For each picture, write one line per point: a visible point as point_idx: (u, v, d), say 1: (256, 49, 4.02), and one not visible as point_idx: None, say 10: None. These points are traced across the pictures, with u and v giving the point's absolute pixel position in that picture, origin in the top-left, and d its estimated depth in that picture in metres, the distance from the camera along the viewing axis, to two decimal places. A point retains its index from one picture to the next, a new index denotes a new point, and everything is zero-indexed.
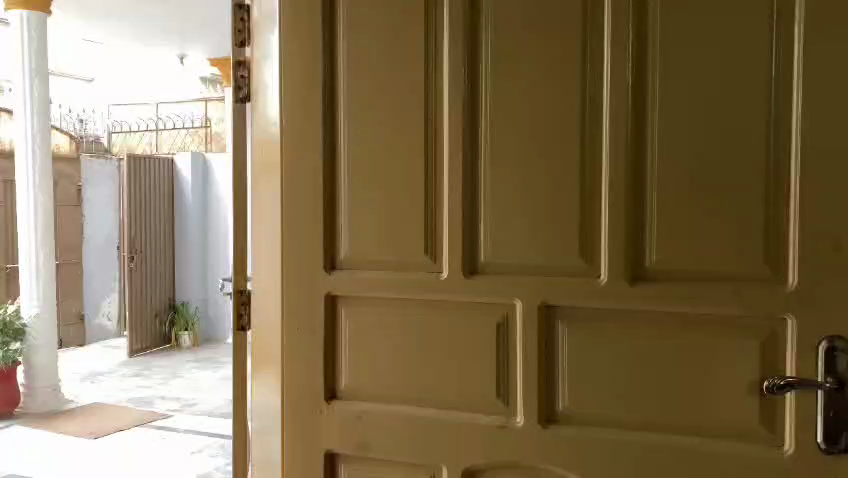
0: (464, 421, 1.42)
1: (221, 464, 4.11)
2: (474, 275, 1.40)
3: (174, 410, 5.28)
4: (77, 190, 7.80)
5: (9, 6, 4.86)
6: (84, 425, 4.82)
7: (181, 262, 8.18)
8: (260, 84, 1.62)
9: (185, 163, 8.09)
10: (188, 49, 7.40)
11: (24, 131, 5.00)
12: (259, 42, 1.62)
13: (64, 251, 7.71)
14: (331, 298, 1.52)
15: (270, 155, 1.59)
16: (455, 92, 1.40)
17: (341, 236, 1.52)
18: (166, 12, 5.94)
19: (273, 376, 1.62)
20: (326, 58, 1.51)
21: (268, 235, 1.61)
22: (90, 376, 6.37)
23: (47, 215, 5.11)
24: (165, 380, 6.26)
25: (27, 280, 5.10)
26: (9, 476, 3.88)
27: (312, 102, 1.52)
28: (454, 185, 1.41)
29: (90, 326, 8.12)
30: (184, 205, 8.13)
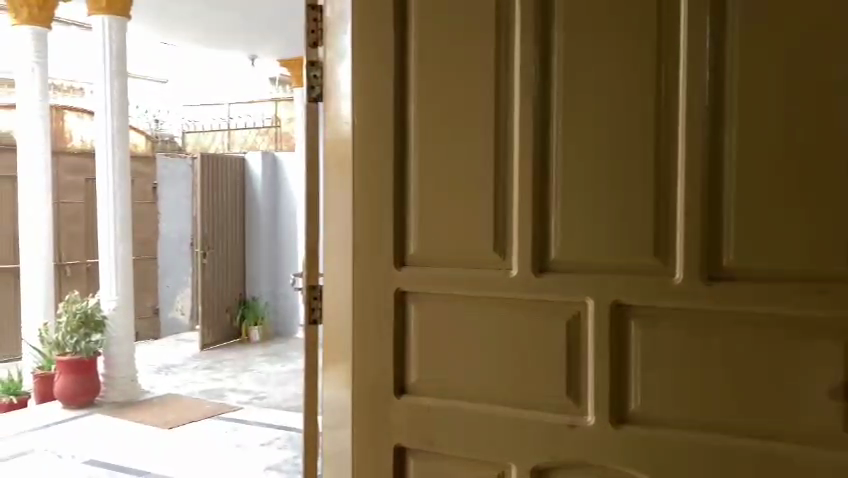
0: (532, 419, 1.42)
1: (289, 456, 4.21)
2: (544, 274, 1.40)
3: (245, 403, 5.43)
4: (153, 188, 8.14)
5: (91, 12, 5.10)
6: (159, 415, 5.00)
7: (252, 258, 8.41)
8: (331, 83, 1.64)
9: (255, 162, 8.31)
10: (259, 50, 7.59)
11: (104, 131, 5.21)
12: (331, 42, 1.64)
13: (141, 247, 8.04)
14: (399, 293, 1.54)
15: (340, 154, 1.61)
16: (526, 91, 1.40)
17: (410, 235, 1.53)
18: (238, 16, 6.11)
19: (340, 371, 1.64)
20: (397, 60, 1.52)
21: (336, 232, 1.63)
22: (164, 368, 6.60)
23: (125, 212, 5.32)
24: (236, 373, 6.43)
25: (107, 276, 5.30)
26: (92, 462, 4.09)
27: (383, 101, 1.53)
28: (524, 184, 1.41)
29: (165, 319, 8.39)
30: (255, 203, 8.36)
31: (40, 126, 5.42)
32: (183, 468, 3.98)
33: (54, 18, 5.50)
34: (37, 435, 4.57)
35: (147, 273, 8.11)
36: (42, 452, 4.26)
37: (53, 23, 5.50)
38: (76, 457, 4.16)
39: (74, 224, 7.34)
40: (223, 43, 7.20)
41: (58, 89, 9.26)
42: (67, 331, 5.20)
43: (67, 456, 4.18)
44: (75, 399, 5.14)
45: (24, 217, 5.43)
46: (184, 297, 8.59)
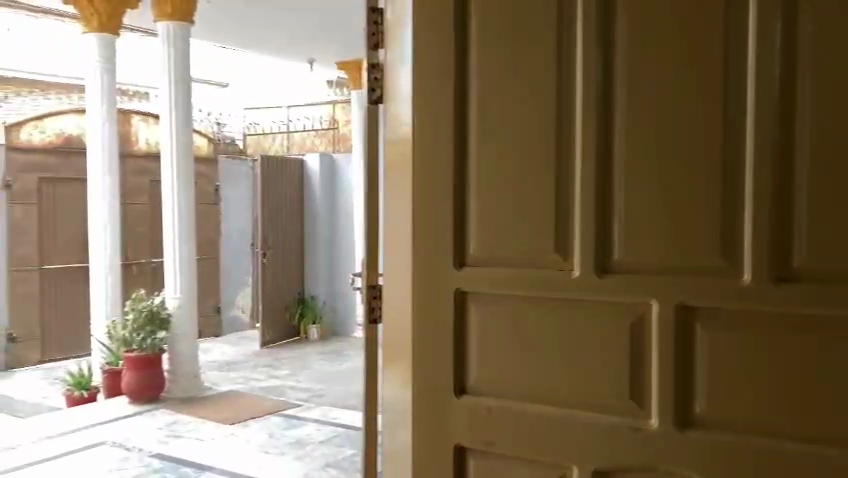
0: (594, 422, 1.41)
1: (348, 453, 4.26)
2: (606, 275, 1.38)
3: (304, 400, 5.52)
4: (215, 189, 8.35)
5: (157, 18, 5.28)
6: (222, 411, 5.12)
7: (310, 257, 8.55)
8: (391, 85, 1.66)
9: (314, 163, 8.46)
10: (317, 54, 7.71)
11: (168, 133, 5.36)
12: (391, 45, 1.66)
13: (204, 246, 8.27)
14: (459, 293, 1.54)
15: (400, 156, 1.63)
16: (589, 92, 1.39)
17: (470, 236, 1.53)
18: (298, 19, 6.23)
19: (399, 371, 1.65)
20: (457, 62, 1.52)
21: (396, 233, 1.64)
22: (225, 365, 6.76)
23: (189, 212, 5.47)
24: (294, 371, 6.54)
25: (173, 274, 5.47)
26: (158, 455, 4.22)
27: (443, 103, 1.54)
28: (586, 184, 1.40)
29: (226, 317, 8.57)
30: (312, 203, 8.49)
31: (108, 131, 5.63)
32: (245, 464, 4.07)
33: (122, 27, 5.68)
34: (106, 429, 4.74)
35: (210, 272, 8.32)
36: (111, 445, 4.41)
37: (120, 31, 5.68)
38: (143, 451, 4.29)
39: (140, 224, 7.58)
40: (284, 47, 7.36)
41: (124, 94, 9.56)
42: (134, 328, 5.35)
43: (134, 450, 4.32)
44: (142, 394, 5.30)
45: (94, 218, 5.63)
46: (245, 296, 8.77)
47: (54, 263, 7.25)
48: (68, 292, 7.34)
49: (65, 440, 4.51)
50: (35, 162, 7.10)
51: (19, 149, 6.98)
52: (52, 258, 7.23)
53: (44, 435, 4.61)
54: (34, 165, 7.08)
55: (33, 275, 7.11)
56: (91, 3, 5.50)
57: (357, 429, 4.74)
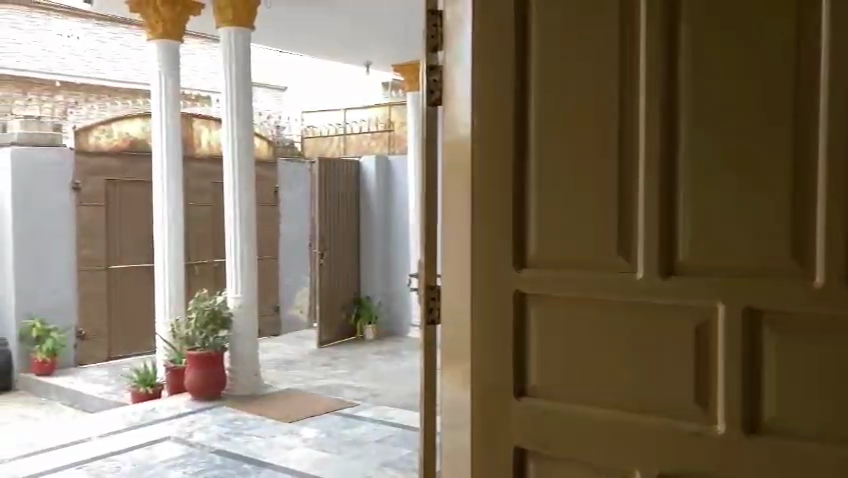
0: (657, 426, 1.38)
1: (404, 453, 4.27)
2: (671, 276, 1.36)
3: (360, 400, 5.56)
4: (274, 191, 8.52)
5: (219, 24, 5.41)
6: (280, 409, 5.21)
7: (366, 258, 8.60)
8: (450, 86, 1.66)
9: (369, 165, 8.53)
10: (373, 56, 7.77)
11: (229, 135, 5.49)
12: (451, 45, 1.66)
13: (264, 248, 8.44)
14: (519, 295, 1.54)
15: (458, 157, 1.63)
16: (652, 90, 1.37)
17: (529, 236, 1.52)
18: (354, 22, 6.28)
19: (456, 372, 1.66)
20: (518, 63, 1.52)
21: (454, 234, 1.65)
22: (284, 364, 6.87)
23: (249, 213, 5.59)
24: (351, 371, 6.59)
25: (234, 272, 5.59)
26: (219, 451, 4.32)
27: (502, 103, 1.53)
28: (650, 184, 1.37)
29: (285, 317, 8.70)
30: (369, 205, 8.56)
31: (172, 135, 5.80)
32: (302, 461, 4.13)
33: (185, 34, 5.83)
34: (169, 425, 4.87)
35: (269, 273, 8.49)
36: (174, 440, 4.53)
37: (184, 38, 5.83)
38: (204, 447, 4.40)
39: (202, 226, 7.77)
40: (341, 51, 7.46)
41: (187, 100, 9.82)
42: (196, 326, 5.47)
43: (196, 445, 4.43)
44: (205, 391, 5.43)
45: (158, 219, 5.80)
46: (302, 296, 8.89)
47: (121, 263, 7.50)
48: (133, 291, 7.56)
49: (130, 435, 4.65)
50: (104, 165, 7.39)
51: (88, 153, 7.28)
52: (119, 259, 7.48)
53: (111, 429, 4.77)
54: (101, 169, 7.36)
55: (100, 275, 7.39)
56: (156, 10, 5.65)
57: (412, 429, 4.75)
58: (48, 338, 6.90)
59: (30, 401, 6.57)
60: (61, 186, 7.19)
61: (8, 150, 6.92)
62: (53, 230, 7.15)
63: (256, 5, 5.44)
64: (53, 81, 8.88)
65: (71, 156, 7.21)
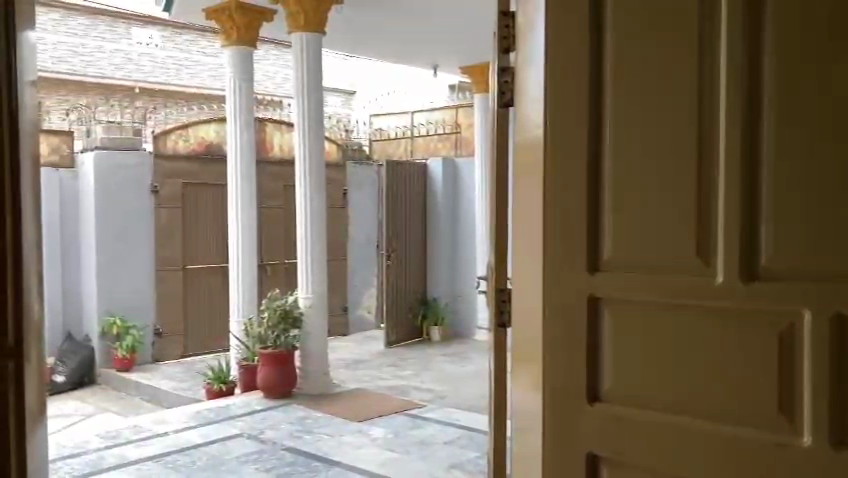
0: (739, 437, 1.34)
1: (472, 456, 4.26)
2: (753, 281, 1.31)
3: (428, 401, 5.58)
4: (343, 194, 8.65)
5: (291, 29, 5.53)
6: (349, 409, 5.28)
7: (433, 259, 8.63)
8: (523, 86, 1.66)
9: (437, 167, 8.57)
10: (442, 59, 7.79)
11: (300, 138, 5.60)
12: (524, 45, 1.66)
13: (333, 249, 8.59)
14: (592, 299, 1.51)
15: (531, 158, 1.62)
16: (733, 87, 1.33)
17: (603, 238, 1.50)
18: (423, 25, 6.32)
19: (529, 375, 1.64)
20: (592, 63, 1.50)
21: (526, 234, 1.64)
22: (353, 364, 6.96)
23: (319, 214, 5.68)
24: (418, 372, 6.62)
25: (305, 272, 5.69)
26: (290, 449, 4.40)
27: (576, 102, 1.52)
28: (730, 183, 1.34)
29: (353, 317, 8.81)
30: (435, 206, 8.59)
31: (245, 138, 5.94)
32: (371, 461, 4.17)
33: (258, 38, 5.97)
34: (242, 421, 4.99)
35: (337, 274, 8.62)
36: (246, 437, 4.64)
37: (257, 43, 5.97)
38: (276, 444, 4.49)
39: (274, 227, 7.94)
40: (409, 55, 7.51)
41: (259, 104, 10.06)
42: (269, 324, 5.61)
43: (268, 442, 4.52)
44: (276, 389, 5.54)
45: (232, 220, 5.95)
46: (370, 297, 8.99)
47: (197, 263, 7.72)
48: (208, 291, 7.76)
49: (204, 431, 4.78)
50: (182, 168, 7.65)
51: (165, 155, 7.54)
52: (195, 259, 7.71)
53: (186, 425, 4.92)
54: (178, 172, 7.62)
55: (177, 274, 7.64)
56: (230, 17, 5.81)
57: (480, 432, 4.74)
58: (128, 336, 7.18)
59: (111, 395, 6.84)
60: (140, 188, 7.47)
61: (92, 154, 7.24)
62: (132, 231, 7.45)
63: (328, 9, 5.54)
64: (133, 87, 9.34)
65: (149, 158, 7.50)
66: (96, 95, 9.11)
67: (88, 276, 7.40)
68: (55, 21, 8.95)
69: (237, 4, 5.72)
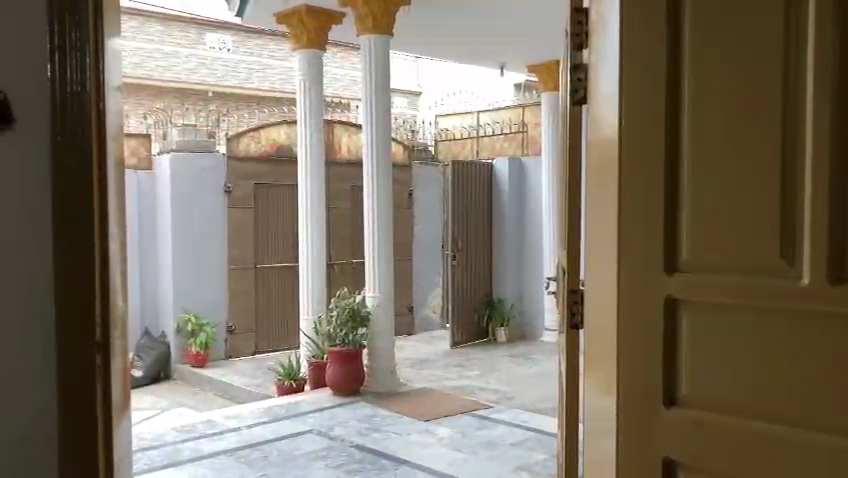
0: (824, 444, 1.28)
1: (540, 458, 4.22)
2: (843, 282, 1.26)
3: (494, 402, 5.56)
4: (409, 194, 8.71)
5: (359, 32, 5.59)
6: (416, 408, 5.31)
7: (499, 259, 8.57)
8: (597, 84, 1.65)
9: (503, 166, 8.53)
10: (508, 58, 7.75)
11: (368, 139, 5.66)
12: (597, 44, 1.66)
13: (400, 249, 8.66)
14: (670, 300, 1.47)
15: (607, 157, 1.60)
16: (821, 81, 1.28)
17: (682, 237, 1.45)
18: (490, 24, 6.29)
19: (603, 376, 1.62)
20: (671, 59, 1.46)
21: (600, 234, 1.63)
22: (419, 364, 6.99)
23: (386, 213, 5.73)
24: (484, 373, 6.60)
25: (372, 272, 5.75)
26: (357, 446, 4.45)
27: (653, 100, 1.48)
28: (819, 181, 1.29)
29: (418, 317, 8.85)
30: (501, 207, 8.55)
31: (314, 139, 6.04)
32: (439, 460, 4.18)
33: (327, 43, 6.07)
34: (311, 418, 5.08)
35: (404, 273, 8.69)
36: (316, 433, 4.72)
37: (326, 46, 6.06)
38: (344, 441, 4.54)
39: (342, 228, 8.05)
40: (474, 54, 7.50)
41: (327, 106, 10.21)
42: (338, 323, 5.68)
43: (336, 439, 4.59)
44: (344, 386, 5.62)
45: (303, 220, 6.06)
46: (435, 296, 9.01)
47: (268, 262, 7.90)
48: (278, 290, 7.93)
49: (275, 426, 4.89)
50: (253, 170, 7.83)
51: (237, 157, 7.74)
52: (266, 258, 7.89)
53: (258, 420, 5.04)
54: (249, 174, 7.81)
55: (248, 273, 7.82)
56: (300, 22, 5.92)
57: (548, 434, 4.69)
58: (202, 332, 7.40)
59: (186, 389, 7.07)
60: (213, 188, 7.69)
61: (169, 156, 7.53)
62: (206, 231, 7.68)
63: (395, 12, 5.58)
64: (206, 92, 9.63)
65: (223, 160, 7.71)
66: (172, 100, 9.42)
67: (164, 275, 7.67)
68: (133, 28, 9.27)
69: (307, 9, 5.87)
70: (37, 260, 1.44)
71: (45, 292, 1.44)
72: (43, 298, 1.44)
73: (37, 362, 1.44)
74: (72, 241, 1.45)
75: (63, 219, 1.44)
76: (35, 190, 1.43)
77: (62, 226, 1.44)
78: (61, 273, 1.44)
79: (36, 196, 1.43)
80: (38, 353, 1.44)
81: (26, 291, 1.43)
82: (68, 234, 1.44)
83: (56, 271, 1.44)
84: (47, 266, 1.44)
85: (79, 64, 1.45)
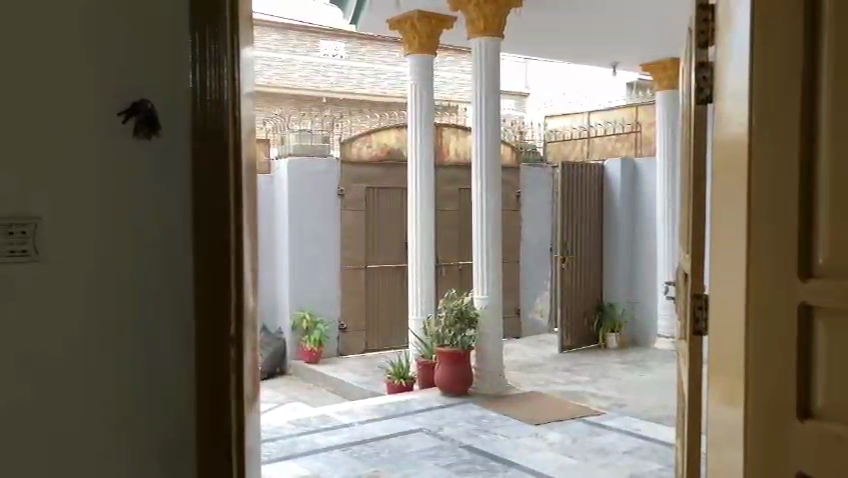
0: None
1: (656, 467, 4.09)
2: None
3: (606, 408, 5.45)
4: (517, 196, 8.66)
5: (471, 35, 5.63)
6: (524, 411, 5.28)
7: (610, 263, 8.38)
8: (725, 84, 1.62)
9: (615, 168, 8.34)
10: (622, 57, 7.57)
11: (477, 142, 5.68)
12: (726, 42, 1.62)
13: (508, 251, 8.64)
14: (804, 307, 1.40)
15: (733, 155, 1.56)
16: None
17: (819, 240, 1.38)
18: (604, 24, 6.18)
19: (731, 385, 1.57)
20: (806, 57, 1.38)
21: (728, 236, 1.58)
22: (527, 367, 6.95)
23: (495, 216, 5.73)
24: (595, 379, 6.48)
25: (480, 274, 5.76)
26: (467, 447, 4.47)
27: (787, 101, 1.41)
28: None
29: (525, 320, 8.77)
30: (613, 209, 8.35)
31: (425, 141, 6.11)
32: (549, 465, 4.13)
33: (439, 46, 6.14)
34: (421, 417, 5.14)
35: (512, 277, 8.66)
36: (426, 432, 4.78)
37: (437, 51, 6.14)
38: (455, 441, 4.57)
39: (449, 229, 8.11)
40: (586, 55, 7.37)
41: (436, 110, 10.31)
42: (447, 324, 5.73)
43: (447, 439, 4.62)
44: (453, 386, 5.66)
45: (411, 221, 6.16)
46: (542, 300, 8.93)
47: (379, 263, 8.08)
48: (388, 290, 8.10)
49: (386, 424, 4.99)
50: (365, 173, 8.02)
51: (351, 161, 7.95)
52: (376, 258, 8.07)
53: (370, 417, 5.16)
54: (361, 177, 8.00)
55: (360, 273, 8.02)
56: (412, 27, 6.04)
57: (664, 443, 4.54)
58: (316, 330, 7.68)
59: (301, 384, 7.35)
60: (328, 191, 7.93)
61: (286, 160, 7.81)
62: (320, 232, 7.92)
63: (506, 14, 5.59)
64: (320, 98, 9.97)
65: (337, 165, 7.93)
66: (289, 106, 9.80)
67: (281, 274, 7.97)
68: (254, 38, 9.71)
69: (419, 14, 5.98)
70: (181, 278, 1.75)
71: (188, 303, 1.75)
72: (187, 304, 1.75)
73: (180, 362, 1.75)
74: (220, 259, 1.74)
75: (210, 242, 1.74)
76: (183, 222, 1.74)
77: (208, 245, 1.74)
78: (205, 288, 1.74)
79: (183, 226, 1.74)
80: (183, 359, 1.75)
81: (171, 303, 1.74)
82: (213, 255, 1.74)
83: (199, 284, 1.74)
84: (189, 283, 1.75)
85: (217, 100, 1.74)
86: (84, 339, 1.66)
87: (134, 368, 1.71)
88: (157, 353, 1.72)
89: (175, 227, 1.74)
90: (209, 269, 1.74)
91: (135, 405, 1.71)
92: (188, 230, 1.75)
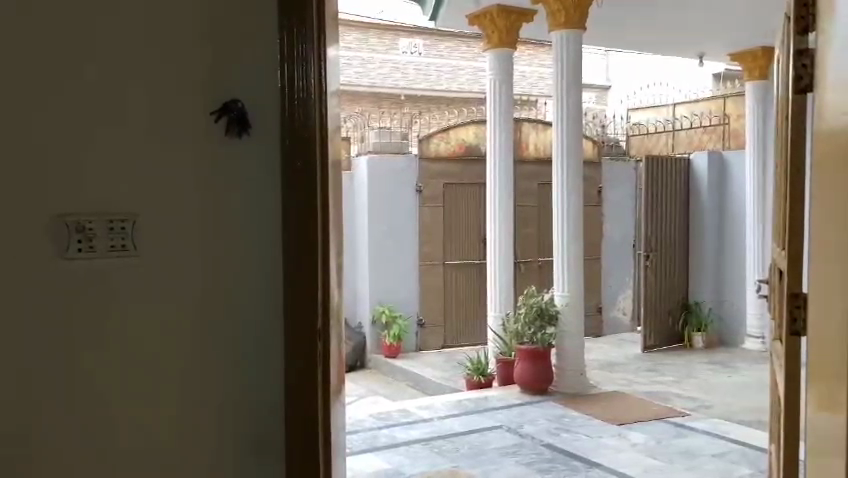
0: None
1: (745, 472, 3.94)
2: None
3: (691, 409, 5.29)
4: (598, 191, 8.49)
5: (552, 29, 5.54)
6: (607, 410, 5.18)
7: (696, 261, 8.11)
8: (825, 73, 1.56)
9: (702, 161, 8.05)
10: (709, 47, 7.29)
11: (558, 136, 5.60)
12: (826, 28, 1.55)
13: (589, 248, 8.49)
14: None
15: (833, 147, 1.49)
16: None
17: None
18: (691, 13, 5.96)
19: (831, 392, 1.48)
20: None
21: (827, 232, 1.51)
22: (608, 366, 6.81)
23: (576, 211, 5.63)
24: (679, 379, 6.29)
25: (560, 271, 5.68)
26: (549, 445, 4.43)
27: None
28: None
29: (607, 318, 8.59)
30: (700, 205, 8.08)
31: (504, 137, 6.07)
32: (633, 466, 4.05)
33: (518, 41, 6.07)
34: (499, 414, 5.12)
35: (593, 274, 8.50)
36: (506, 429, 4.76)
37: (517, 45, 6.07)
38: (535, 439, 4.54)
39: (528, 226, 8.03)
40: (671, 46, 7.13)
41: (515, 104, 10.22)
42: (526, 322, 5.67)
43: (527, 437, 4.60)
44: (534, 384, 5.61)
45: (490, 217, 6.12)
46: (625, 297, 8.74)
47: (457, 259, 8.07)
48: (466, 287, 8.07)
49: (466, 420, 4.99)
50: (443, 170, 8.02)
51: (429, 158, 7.97)
52: (455, 255, 8.06)
53: (449, 413, 5.17)
54: (439, 173, 8.00)
55: (437, 269, 8.02)
56: (492, 21, 5.99)
57: (753, 447, 4.38)
58: (395, 324, 7.79)
59: (380, 378, 7.44)
60: (407, 187, 7.98)
61: (365, 158, 7.92)
62: (399, 229, 7.98)
63: (588, 6, 5.47)
64: (399, 95, 10.04)
65: (416, 162, 7.98)
66: (368, 104, 9.92)
67: (361, 270, 8.09)
68: None
69: (499, 8, 5.93)
70: (270, 270, 1.80)
71: (277, 296, 1.81)
72: (277, 298, 1.81)
73: (268, 353, 1.81)
74: (308, 253, 1.79)
75: (297, 237, 1.79)
76: (274, 216, 1.80)
77: (294, 240, 1.79)
78: (294, 281, 1.79)
79: (274, 221, 1.80)
80: (272, 350, 1.81)
81: (262, 293, 1.80)
82: (301, 249, 1.79)
83: (287, 278, 1.80)
84: (280, 276, 1.81)
85: (304, 92, 1.78)
86: (169, 324, 1.73)
87: (220, 354, 1.78)
88: (247, 343, 1.79)
89: (268, 222, 1.80)
90: (297, 262, 1.79)
91: (225, 392, 1.78)
92: (279, 225, 1.80)
